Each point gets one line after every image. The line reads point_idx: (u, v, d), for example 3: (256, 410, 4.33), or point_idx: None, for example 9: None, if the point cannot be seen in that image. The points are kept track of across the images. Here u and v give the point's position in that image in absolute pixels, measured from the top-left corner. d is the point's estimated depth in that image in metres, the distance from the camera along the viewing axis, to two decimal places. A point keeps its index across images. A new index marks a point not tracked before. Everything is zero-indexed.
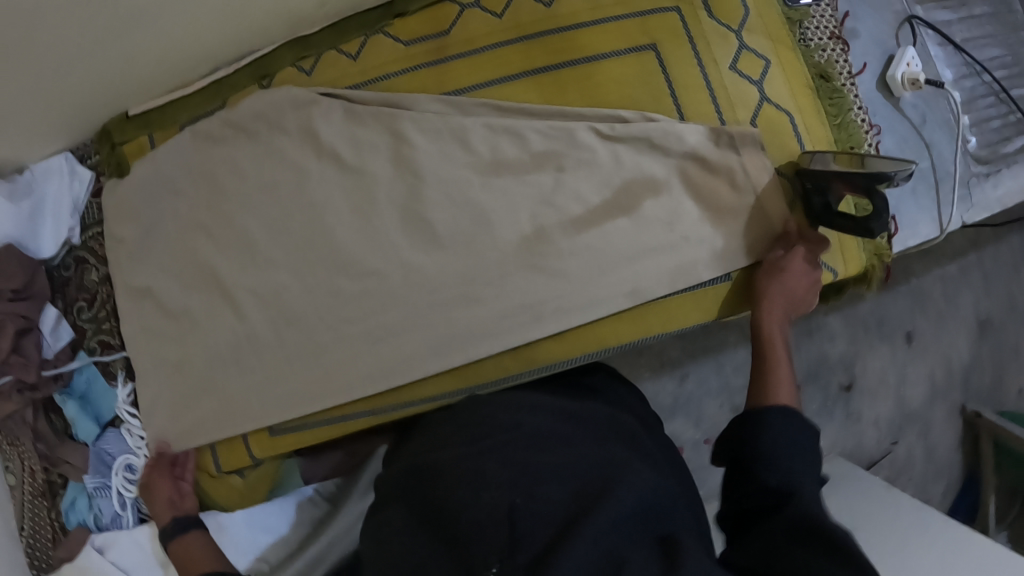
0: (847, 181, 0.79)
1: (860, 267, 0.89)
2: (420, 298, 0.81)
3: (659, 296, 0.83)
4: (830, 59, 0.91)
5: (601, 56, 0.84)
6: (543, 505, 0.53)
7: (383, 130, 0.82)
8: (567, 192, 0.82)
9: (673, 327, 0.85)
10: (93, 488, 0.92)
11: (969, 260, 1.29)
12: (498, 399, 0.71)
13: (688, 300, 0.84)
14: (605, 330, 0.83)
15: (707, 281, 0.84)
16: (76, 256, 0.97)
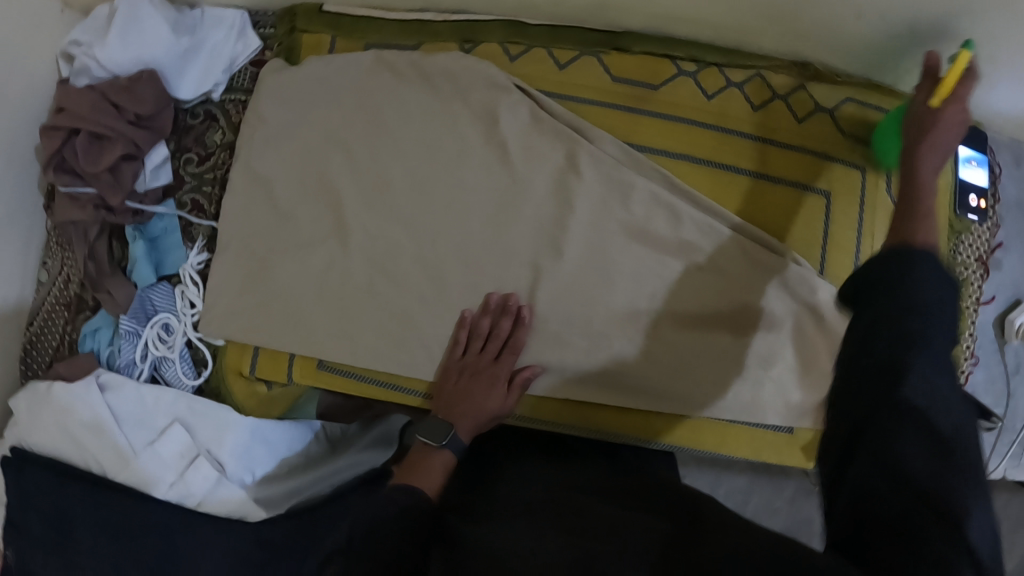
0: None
1: None
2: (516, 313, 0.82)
3: (724, 418, 0.85)
4: (966, 279, 0.92)
5: (779, 179, 0.86)
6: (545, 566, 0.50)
7: (559, 149, 0.83)
8: (689, 287, 0.83)
9: (721, 450, 0.87)
10: (126, 330, 0.92)
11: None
12: (524, 459, 0.79)
13: (747, 434, 0.86)
14: (661, 425, 0.85)
15: (771, 426, 0.86)
16: (207, 110, 0.95)
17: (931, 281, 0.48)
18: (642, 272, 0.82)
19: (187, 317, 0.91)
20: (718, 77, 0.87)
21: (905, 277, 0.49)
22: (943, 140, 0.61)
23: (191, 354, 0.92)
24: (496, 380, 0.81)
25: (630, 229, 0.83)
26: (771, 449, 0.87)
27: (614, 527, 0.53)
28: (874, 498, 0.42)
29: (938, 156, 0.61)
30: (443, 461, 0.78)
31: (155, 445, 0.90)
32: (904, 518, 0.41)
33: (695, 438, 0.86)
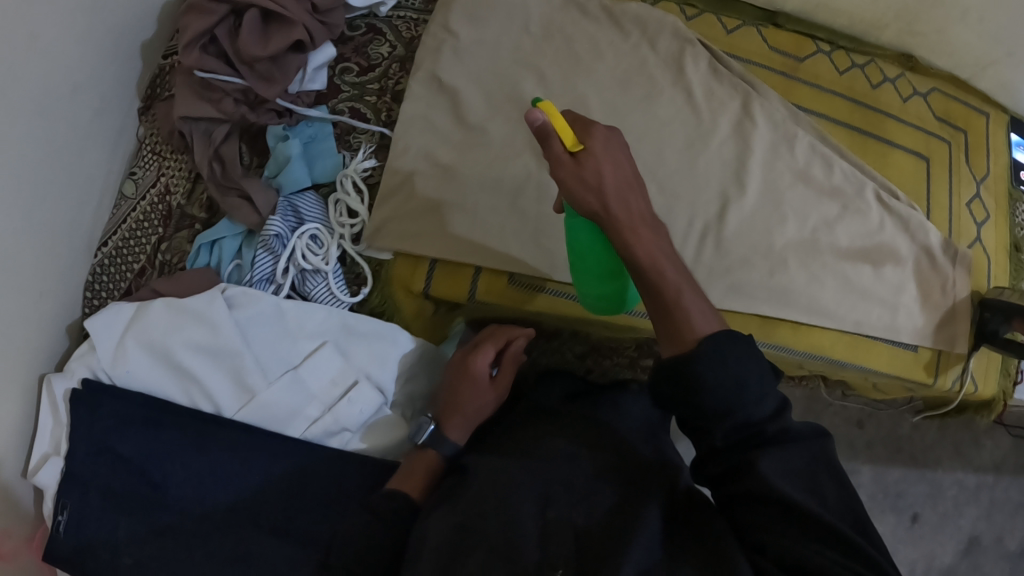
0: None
1: (994, 392, 1.01)
2: (700, 235, 0.86)
3: (871, 334, 0.93)
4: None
5: (897, 145, 0.98)
6: (485, 526, 0.62)
7: (737, 99, 0.91)
8: (842, 226, 0.92)
9: (869, 365, 0.93)
10: (274, 235, 0.80)
11: (986, 479, 1.36)
12: (543, 433, 0.75)
13: (887, 350, 0.94)
14: (827, 340, 0.91)
15: (903, 343, 0.95)
16: (371, 24, 0.91)
17: (714, 359, 0.54)
18: (806, 209, 0.91)
19: (346, 228, 0.82)
20: (847, 58, 0.99)
21: (686, 371, 0.55)
22: (606, 182, 0.57)
23: (343, 271, 0.83)
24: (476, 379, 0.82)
25: (795, 171, 0.91)
26: (903, 365, 0.95)
27: (570, 501, 0.64)
28: (720, 451, 0.56)
29: (663, 243, 0.59)
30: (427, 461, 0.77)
31: (300, 370, 0.79)
32: (733, 467, 0.56)
33: (850, 357, 0.92)
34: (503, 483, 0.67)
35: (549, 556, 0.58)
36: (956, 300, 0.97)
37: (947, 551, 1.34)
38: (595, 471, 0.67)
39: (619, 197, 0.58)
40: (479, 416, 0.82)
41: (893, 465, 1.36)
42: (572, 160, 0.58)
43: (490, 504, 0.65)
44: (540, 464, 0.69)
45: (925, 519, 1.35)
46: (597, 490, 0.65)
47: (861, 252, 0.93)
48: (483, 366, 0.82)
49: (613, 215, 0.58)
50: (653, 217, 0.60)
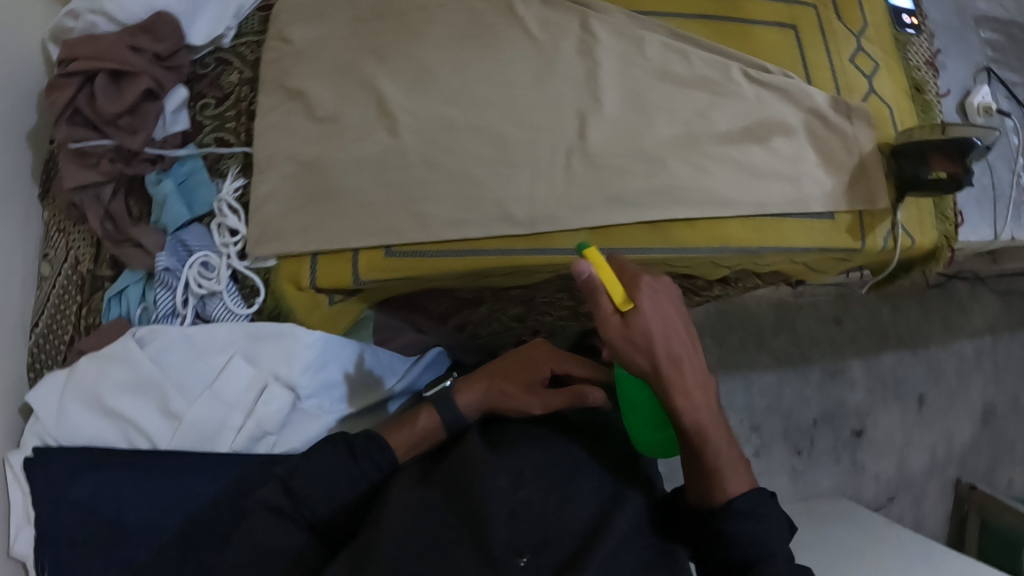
0: (944, 151, 0.89)
1: (933, 240, 0.96)
2: (561, 161, 0.84)
3: (778, 213, 0.88)
4: (925, 78, 1.02)
5: (758, 22, 0.96)
6: (452, 512, 0.68)
7: (574, 20, 0.91)
8: (719, 111, 0.90)
9: (785, 246, 0.88)
10: (164, 269, 0.85)
11: (984, 343, 1.40)
12: (534, 433, 0.81)
13: (801, 227, 0.89)
14: (731, 230, 0.86)
15: (815, 215, 0.90)
16: (218, 57, 0.95)
17: (746, 520, 0.68)
18: (677, 107, 0.88)
19: (230, 248, 0.86)
20: None
21: (722, 513, 0.69)
22: (657, 344, 0.65)
23: (238, 287, 0.86)
24: (530, 373, 0.95)
25: (653, 72, 0.90)
26: (824, 238, 0.91)
27: (547, 492, 0.70)
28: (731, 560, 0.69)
29: (711, 405, 0.70)
30: (429, 421, 0.86)
31: (216, 384, 0.83)
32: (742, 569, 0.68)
33: (762, 240, 0.87)
34: (484, 462, 0.73)
35: (516, 538, 0.64)
36: (863, 153, 0.93)
37: (967, 428, 1.39)
38: (584, 465, 0.76)
39: (668, 359, 0.65)
40: (499, 397, 0.89)
41: (884, 352, 1.36)
42: (622, 318, 0.65)
43: (462, 486, 0.71)
44: (529, 453, 0.76)
45: (933, 399, 1.37)
46: (576, 484, 0.72)
47: (749, 132, 0.90)
48: (543, 372, 0.95)
49: (661, 373, 0.65)
50: (693, 368, 0.67)
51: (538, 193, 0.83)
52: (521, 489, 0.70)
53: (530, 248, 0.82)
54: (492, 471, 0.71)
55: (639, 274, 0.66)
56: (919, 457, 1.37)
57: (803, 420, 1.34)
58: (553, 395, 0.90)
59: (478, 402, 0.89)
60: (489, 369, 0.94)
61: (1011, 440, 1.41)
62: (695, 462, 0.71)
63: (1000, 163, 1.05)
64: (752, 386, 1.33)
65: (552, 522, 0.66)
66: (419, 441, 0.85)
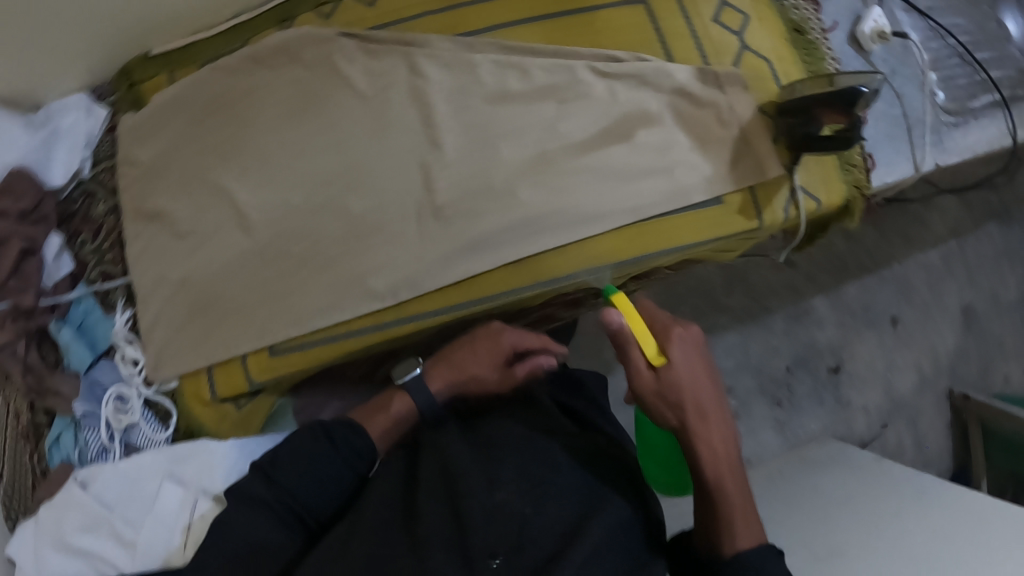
0: (827, 105, 0.80)
1: (841, 196, 0.89)
2: (411, 224, 0.82)
3: (655, 215, 0.82)
4: (804, 16, 0.94)
5: (599, 6, 0.90)
6: (435, 509, 0.69)
7: (400, 63, 0.87)
8: (568, 120, 0.84)
9: (671, 246, 0.83)
10: (82, 414, 0.91)
11: (951, 248, 1.41)
12: (518, 424, 0.82)
13: (686, 221, 0.83)
14: (606, 246, 0.81)
15: (699, 204, 0.84)
16: (84, 189, 0.98)
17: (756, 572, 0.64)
18: (525, 128, 0.84)
19: (136, 377, 0.89)
20: None
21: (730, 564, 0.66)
22: (685, 393, 0.69)
23: (154, 412, 0.91)
24: (491, 349, 0.89)
25: (493, 95, 0.85)
26: (714, 226, 0.84)
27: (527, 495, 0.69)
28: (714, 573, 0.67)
29: (734, 463, 0.70)
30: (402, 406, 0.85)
31: (156, 506, 0.87)
32: None
33: (645, 249, 0.82)
34: (464, 462, 0.73)
35: (490, 542, 0.64)
36: (743, 122, 0.86)
37: (948, 335, 1.39)
38: (567, 463, 0.74)
39: (696, 411, 0.69)
40: (465, 383, 0.88)
41: (846, 283, 1.36)
42: (655, 374, 0.70)
43: (443, 486, 0.71)
44: (511, 451, 0.76)
45: (907, 318, 1.37)
46: (556, 477, 0.72)
47: (610, 131, 0.84)
48: (505, 348, 0.89)
49: (687, 424, 0.69)
50: (720, 424, 0.71)
51: (400, 264, 0.81)
52: (499, 489, 0.70)
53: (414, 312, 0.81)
54: (470, 470, 0.72)
55: (675, 325, 0.72)
56: (905, 378, 1.36)
57: (776, 369, 1.32)
58: (515, 376, 0.90)
59: (444, 387, 0.88)
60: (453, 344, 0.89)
61: (1000, 336, 1.42)
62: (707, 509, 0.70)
63: (908, 85, 0.96)
64: (716, 349, 1.31)
65: (528, 524, 0.66)
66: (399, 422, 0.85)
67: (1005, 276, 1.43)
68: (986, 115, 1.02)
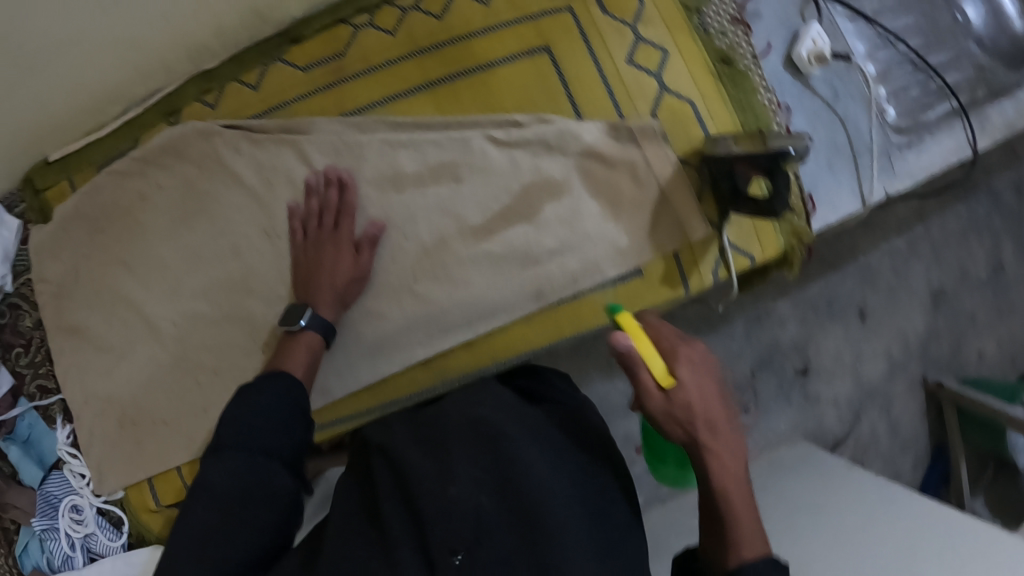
0: (750, 162, 0.74)
1: (778, 249, 0.86)
2: None
3: (566, 297, 0.80)
4: (732, 43, 0.89)
5: (497, 63, 0.84)
6: (390, 518, 0.60)
7: (286, 152, 0.83)
8: (465, 200, 0.80)
9: (586, 328, 0.82)
10: (40, 531, 0.91)
11: (918, 232, 1.36)
12: (470, 397, 0.73)
13: (599, 299, 0.81)
14: (517, 334, 0.81)
15: (615, 278, 0.81)
16: (8, 303, 0.97)
17: None
18: (420, 210, 0.80)
19: (86, 487, 0.93)
20: (393, 10, 0.87)
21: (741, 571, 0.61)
22: (695, 408, 0.61)
23: (108, 519, 0.94)
24: (337, 258, 0.77)
25: (383, 176, 0.81)
26: (632, 300, 0.82)
27: (513, 504, 0.59)
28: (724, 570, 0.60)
29: (739, 469, 0.63)
30: (309, 342, 0.75)
31: None
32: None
33: (558, 331, 0.81)
34: (417, 463, 0.63)
35: (447, 538, 0.56)
36: (662, 181, 0.81)
37: (919, 320, 1.34)
38: (516, 436, 0.64)
39: (704, 425, 0.61)
40: (337, 281, 0.77)
41: (810, 280, 1.30)
42: (664, 394, 0.61)
43: (398, 486, 0.63)
44: (466, 430, 0.66)
45: (875, 306, 1.33)
46: (508, 452, 0.63)
47: (512, 203, 0.80)
48: (347, 226, 0.79)
49: (696, 440, 0.61)
50: (732, 434, 0.63)
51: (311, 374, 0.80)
52: (453, 481, 0.60)
53: (326, 420, 0.82)
54: (423, 470, 0.62)
55: (687, 341, 0.64)
56: (876, 366, 1.32)
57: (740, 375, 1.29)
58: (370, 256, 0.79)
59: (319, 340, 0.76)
60: (314, 288, 0.77)
61: (972, 312, 1.38)
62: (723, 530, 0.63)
63: (852, 107, 0.92)
64: None
65: (485, 517, 0.57)
66: (294, 349, 0.75)
67: (974, 249, 1.39)
68: (942, 126, 0.99)
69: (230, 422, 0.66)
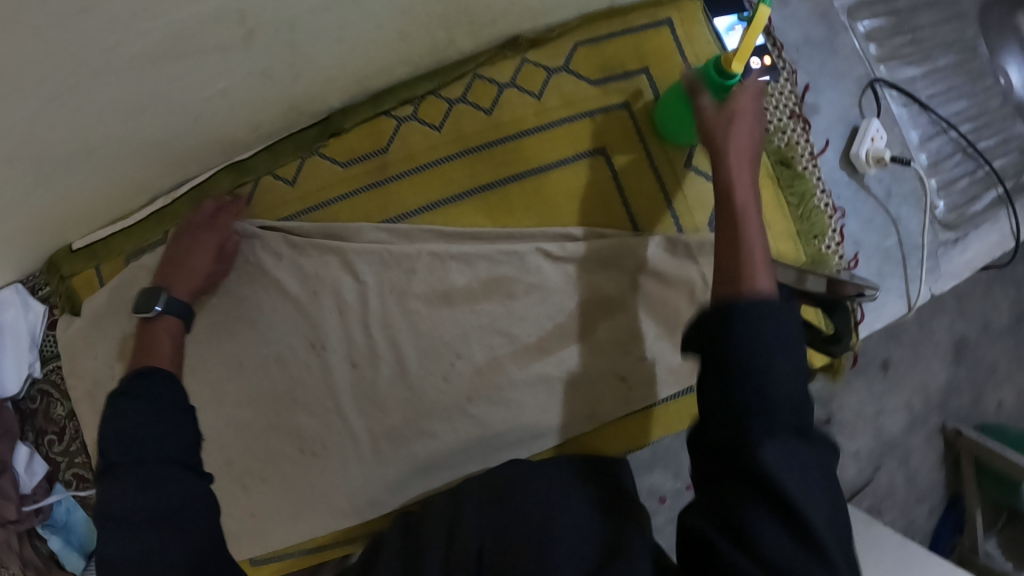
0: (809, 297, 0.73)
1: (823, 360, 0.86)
2: (366, 443, 0.81)
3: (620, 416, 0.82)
4: (791, 141, 0.86)
5: (548, 166, 0.81)
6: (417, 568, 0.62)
7: (332, 261, 0.81)
8: (517, 318, 0.79)
9: (637, 445, 0.83)
10: None
11: None
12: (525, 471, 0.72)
13: (650, 417, 0.83)
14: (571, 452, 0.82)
15: (668, 397, 0.82)
16: (38, 388, 0.96)
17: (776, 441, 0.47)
18: (479, 331, 0.80)
19: None
20: (440, 101, 0.83)
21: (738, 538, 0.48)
22: (734, 134, 0.62)
23: None
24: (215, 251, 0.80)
25: (439, 294, 0.80)
26: (681, 418, 0.84)
27: (527, 543, 0.61)
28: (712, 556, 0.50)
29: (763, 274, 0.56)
30: (170, 326, 0.75)
31: None
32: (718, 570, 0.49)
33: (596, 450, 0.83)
34: (432, 524, 0.66)
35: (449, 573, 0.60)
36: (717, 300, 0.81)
37: (940, 370, 1.36)
38: (535, 487, 0.68)
39: (733, 112, 0.63)
40: (207, 278, 0.80)
41: None
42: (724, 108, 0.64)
43: (444, 534, 0.65)
44: (496, 491, 0.70)
45: (899, 359, 1.34)
46: (521, 497, 0.67)
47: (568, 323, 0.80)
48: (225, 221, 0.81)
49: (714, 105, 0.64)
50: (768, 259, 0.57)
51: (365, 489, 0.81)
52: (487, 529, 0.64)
53: (362, 529, 0.84)
54: (434, 523, 0.66)
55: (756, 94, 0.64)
56: (895, 419, 1.34)
57: None
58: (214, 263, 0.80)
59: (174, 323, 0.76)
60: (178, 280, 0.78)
61: (995, 361, 1.39)
62: (733, 270, 0.56)
63: (903, 206, 0.89)
64: None
65: (492, 553, 0.61)
66: (155, 341, 0.74)
67: (998, 299, 1.40)
68: (990, 217, 0.94)
69: (135, 421, 0.63)
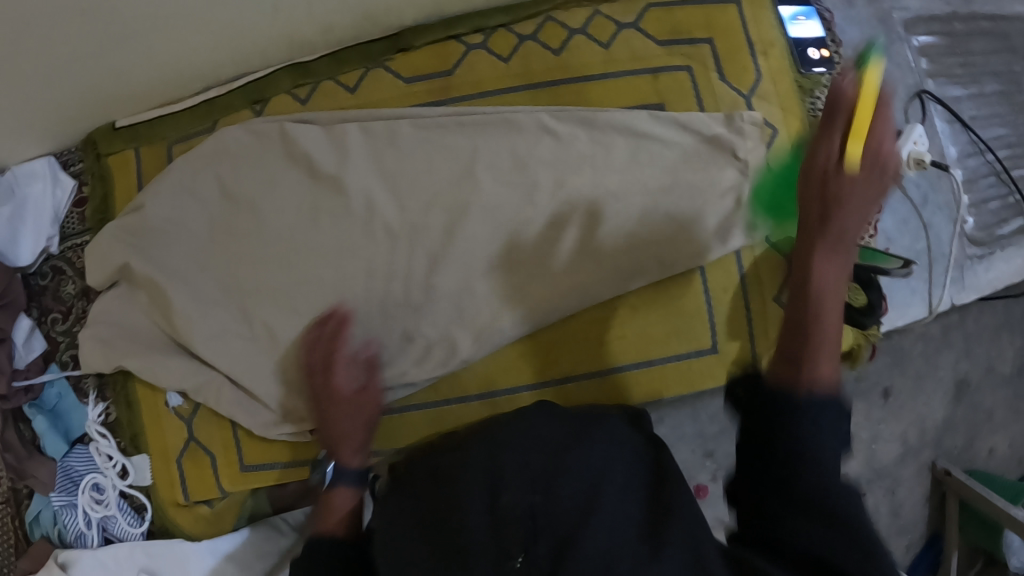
0: None
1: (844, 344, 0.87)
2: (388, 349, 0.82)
3: (648, 364, 0.84)
4: None
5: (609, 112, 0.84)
6: None
7: (371, 176, 0.82)
8: (558, 257, 0.81)
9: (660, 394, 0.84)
10: (58, 505, 0.88)
11: (953, 321, 1.39)
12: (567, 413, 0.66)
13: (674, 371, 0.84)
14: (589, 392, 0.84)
15: (692, 353, 0.84)
16: (51, 265, 0.94)
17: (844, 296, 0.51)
18: (519, 265, 0.81)
19: (111, 470, 0.88)
20: (509, 36, 0.86)
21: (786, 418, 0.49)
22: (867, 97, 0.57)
23: (129, 503, 0.90)
24: None
25: (489, 224, 0.81)
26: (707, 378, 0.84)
27: None
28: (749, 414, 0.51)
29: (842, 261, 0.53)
30: None
31: None
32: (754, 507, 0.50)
33: (614, 401, 0.84)
34: None
35: None
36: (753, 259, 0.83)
37: (939, 409, 1.37)
38: None
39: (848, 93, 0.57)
40: None
41: None
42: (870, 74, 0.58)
43: None
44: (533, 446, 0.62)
45: (899, 389, 1.36)
46: None
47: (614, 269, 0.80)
48: None
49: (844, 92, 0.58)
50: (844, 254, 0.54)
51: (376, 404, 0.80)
52: None
53: None
54: None
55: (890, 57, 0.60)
56: (888, 448, 1.35)
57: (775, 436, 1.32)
58: None
59: None
60: None
61: (993, 408, 1.40)
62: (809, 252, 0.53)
63: (934, 214, 0.93)
64: None
65: None
66: None
67: (1004, 348, 1.42)
68: (1017, 241, 0.97)
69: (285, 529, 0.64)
